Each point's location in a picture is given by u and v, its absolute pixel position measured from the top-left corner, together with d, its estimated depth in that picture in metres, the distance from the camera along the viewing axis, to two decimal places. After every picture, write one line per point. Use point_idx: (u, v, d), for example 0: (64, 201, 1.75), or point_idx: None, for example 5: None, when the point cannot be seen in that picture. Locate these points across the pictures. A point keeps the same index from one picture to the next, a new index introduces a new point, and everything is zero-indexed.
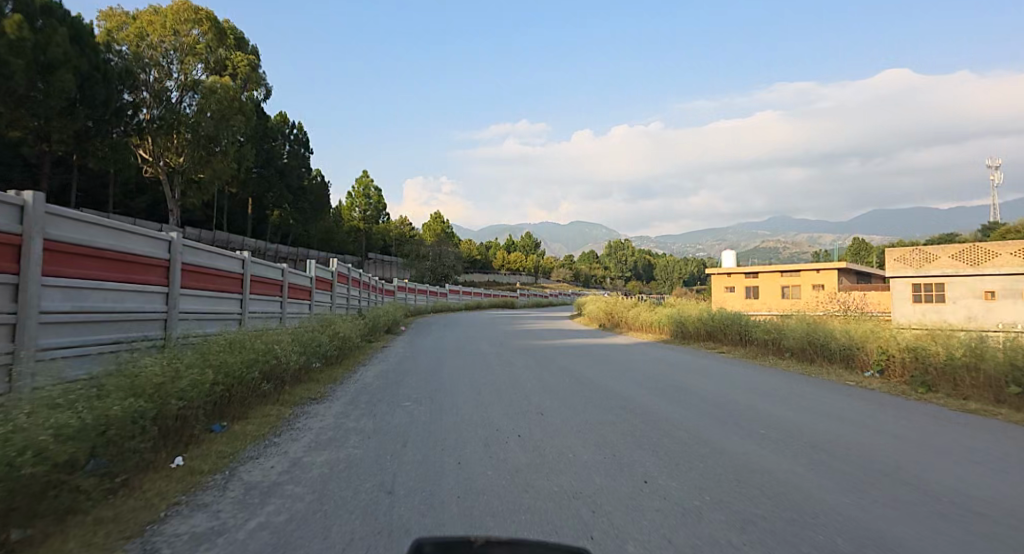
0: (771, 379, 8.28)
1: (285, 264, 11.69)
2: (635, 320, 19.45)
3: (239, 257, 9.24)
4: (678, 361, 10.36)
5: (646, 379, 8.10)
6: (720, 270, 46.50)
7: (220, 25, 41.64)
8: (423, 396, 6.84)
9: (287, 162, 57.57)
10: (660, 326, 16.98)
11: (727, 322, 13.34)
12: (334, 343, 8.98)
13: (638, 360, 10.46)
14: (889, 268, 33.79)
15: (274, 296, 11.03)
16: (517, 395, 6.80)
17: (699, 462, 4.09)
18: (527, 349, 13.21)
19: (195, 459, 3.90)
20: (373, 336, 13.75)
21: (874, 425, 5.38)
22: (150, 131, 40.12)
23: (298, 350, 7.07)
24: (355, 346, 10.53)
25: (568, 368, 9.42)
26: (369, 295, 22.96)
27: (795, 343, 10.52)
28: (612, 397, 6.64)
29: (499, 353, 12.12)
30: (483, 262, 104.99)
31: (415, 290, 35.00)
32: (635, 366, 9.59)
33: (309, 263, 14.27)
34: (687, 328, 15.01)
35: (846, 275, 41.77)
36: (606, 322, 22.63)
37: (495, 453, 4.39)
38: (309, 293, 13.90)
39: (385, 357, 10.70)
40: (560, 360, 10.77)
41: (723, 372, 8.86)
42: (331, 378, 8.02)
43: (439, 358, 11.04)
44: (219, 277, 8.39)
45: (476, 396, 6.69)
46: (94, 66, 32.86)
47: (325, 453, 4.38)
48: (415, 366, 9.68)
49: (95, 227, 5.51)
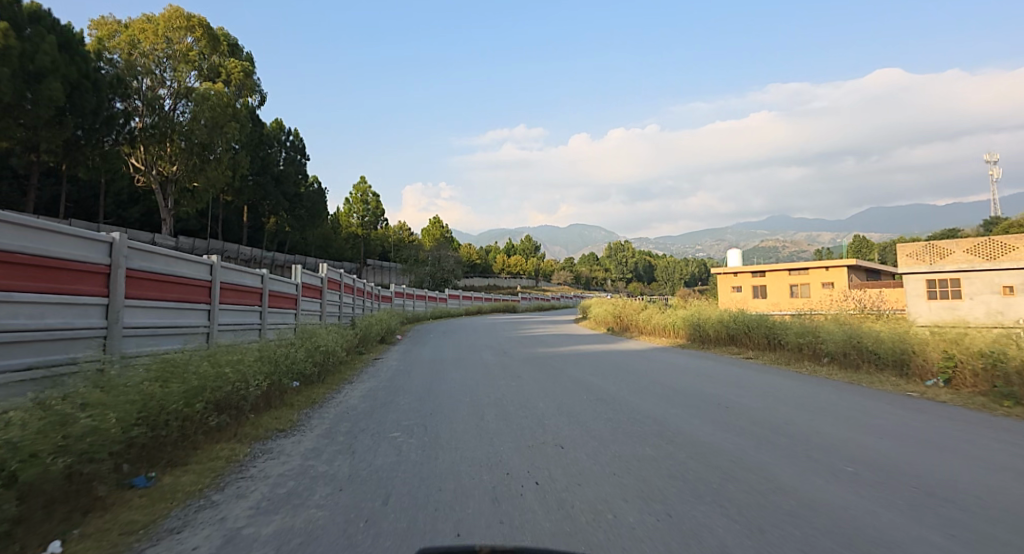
0: (821, 391, 7.14)
1: (264, 270, 10.55)
2: (647, 323, 18.30)
3: (206, 261, 8.13)
4: (706, 370, 9.22)
5: (676, 395, 6.96)
6: (725, 269, 45.44)
7: (213, 31, 40.33)
8: (413, 424, 5.71)
9: (283, 169, 56.60)
10: (675, 330, 15.82)
11: (752, 324, 12.19)
12: (315, 358, 7.85)
13: (659, 370, 9.37)
14: (902, 264, 32.57)
15: (252, 306, 9.90)
16: (527, 420, 5.68)
17: (791, 526, 2.94)
18: (534, 358, 12.11)
19: (85, 541, 2.77)
20: (365, 347, 12.61)
21: (987, 456, 4.21)
22: (142, 139, 38.95)
23: (266, 370, 5.93)
24: (342, 360, 9.41)
25: (582, 381, 8.30)
26: (364, 303, 21.93)
27: (835, 348, 9.33)
28: (641, 421, 5.53)
29: (502, 364, 10.98)
30: (483, 266, 103.87)
31: (414, 295, 33.96)
32: (658, 377, 8.47)
33: (295, 268, 13.13)
34: (705, 332, 13.86)
35: (856, 272, 40.62)
36: (614, 326, 21.47)
37: (507, 514, 3.25)
38: (294, 302, 12.79)
39: (376, 372, 9.54)
40: (571, 372, 9.63)
41: (762, 383, 7.73)
42: (309, 400, 6.89)
43: (435, 371, 9.92)
44: (179, 285, 7.25)
45: (477, 423, 5.58)
46: (83, 74, 31.76)
47: (275, 520, 3.25)
48: (408, 383, 8.53)
49: (5, 225, 4.35)
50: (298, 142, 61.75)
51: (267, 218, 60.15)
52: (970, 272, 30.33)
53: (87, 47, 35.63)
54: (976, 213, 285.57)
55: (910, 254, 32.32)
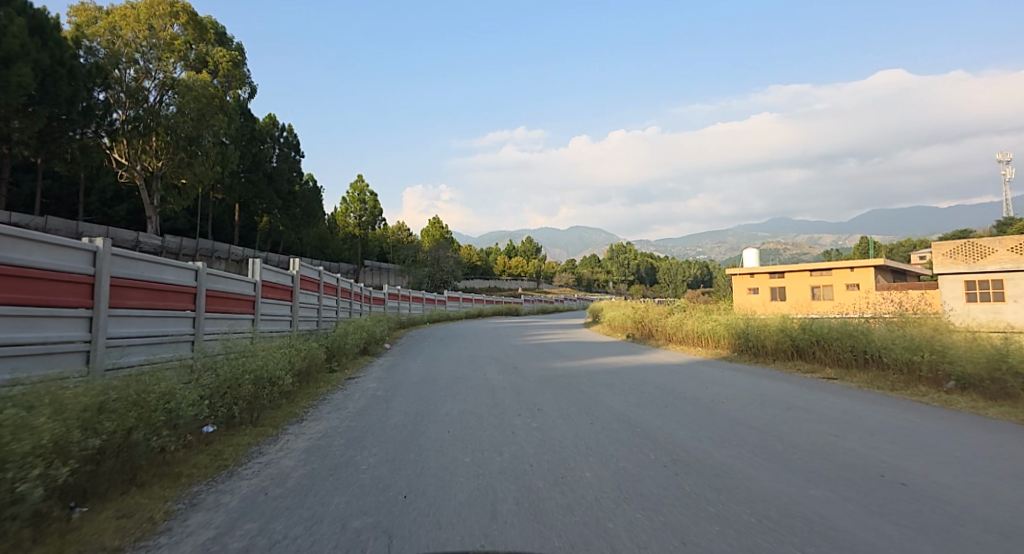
0: (1009, 445, 4.64)
1: (199, 264, 8.06)
2: (674, 328, 15.83)
3: (92, 246, 5.70)
4: (795, 400, 6.72)
5: (799, 457, 4.42)
6: (740, 270, 43.00)
7: (199, 19, 38.46)
8: (368, 528, 3.16)
9: (275, 166, 54.32)
10: (715, 339, 13.27)
11: (832, 335, 9.64)
12: (243, 383, 5.35)
13: (729, 399, 6.85)
14: (937, 263, 30.05)
15: (179, 311, 7.41)
16: (577, 528, 3.11)
17: None
18: (550, 376, 9.60)
19: None
20: (337, 361, 10.11)
21: None
22: (125, 133, 36.50)
23: (110, 427, 3.41)
24: (295, 389, 6.93)
25: (631, 420, 5.80)
26: (351, 305, 19.53)
27: (972, 373, 6.82)
28: (796, 534, 2.95)
29: (510, 385, 8.44)
30: (482, 267, 101.52)
31: (409, 297, 31.55)
32: (742, 416, 5.93)
33: (253, 263, 10.56)
34: (758, 342, 11.36)
35: (883, 274, 38.10)
36: (633, 332, 19.04)
37: None
38: (253, 306, 10.31)
39: (342, 403, 6.99)
40: (606, 399, 7.12)
41: (901, 428, 5.25)
42: (211, 465, 4.27)
43: (423, 398, 7.35)
44: (22, 281, 4.74)
45: (485, 538, 2.99)
46: (57, 60, 29.46)
47: None
48: (381, 422, 5.96)
49: None
50: (292, 139, 59.77)
51: (259, 216, 57.76)
52: (1015, 272, 27.78)
53: (63, 34, 32.91)
54: (980, 216, 283.34)
55: (948, 253, 29.64)
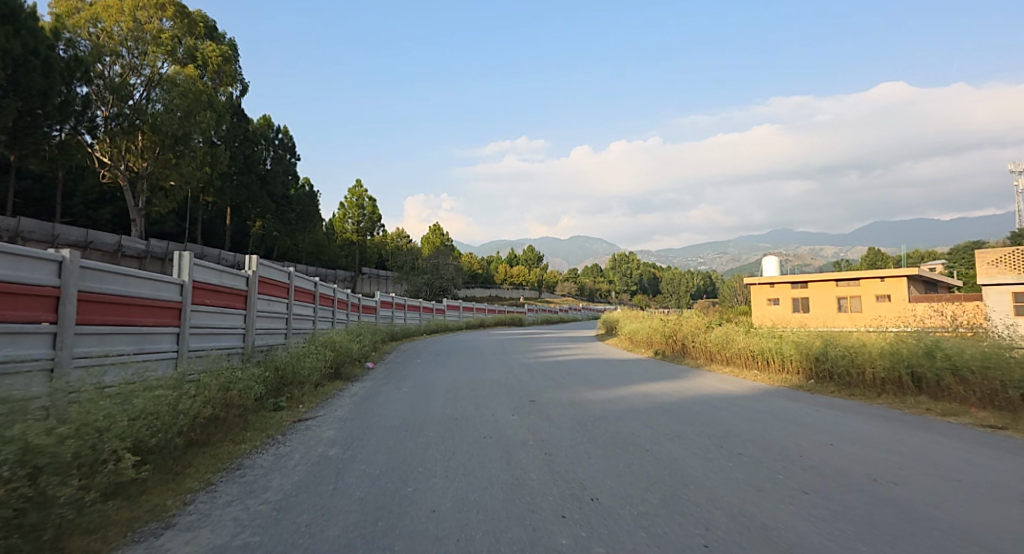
0: None
1: (69, 253, 5.33)
2: (716, 345, 13.11)
3: None
4: (1020, 486, 4.06)
5: None
6: (760, 280, 40.30)
7: (188, 12, 35.92)
8: None
9: (269, 169, 51.82)
10: (780, 359, 10.56)
11: (981, 363, 6.95)
12: (7, 480, 2.51)
13: (904, 483, 4.12)
14: (981, 274, 27.42)
15: (22, 327, 4.65)
16: None
17: None
18: (580, 415, 6.88)
19: None
20: (290, 395, 7.44)
21: None
22: (114, 133, 34.13)
23: None
24: (175, 463, 4.17)
25: (779, 542, 3.10)
26: (334, 315, 16.84)
27: None
28: None
29: (532, 435, 5.70)
30: (483, 276, 98.77)
31: (406, 306, 28.88)
32: (977, 537, 3.28)
33: (182, 257, 7.81)
34: (854, 368, 8.68)
35: (915, 284, 35.34)
36: (661, 348, 16.37)
37: None
38: (181, 316, 7.58)
39: (260, 480, 4.23)
40: (694, 472, 4.38)
41: None
42: None
43: (397, 467, 4.57)
44: None
45: None
46: (30, 50, 26.38)
47: None
48: (305, 542, 3.14)
49: None
50: (287, 140, 57.44)
51: (252, 221, 55.30)
52: None
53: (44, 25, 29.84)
54: (984, 228, 281.59)
55: (993, 262, 26.98)
